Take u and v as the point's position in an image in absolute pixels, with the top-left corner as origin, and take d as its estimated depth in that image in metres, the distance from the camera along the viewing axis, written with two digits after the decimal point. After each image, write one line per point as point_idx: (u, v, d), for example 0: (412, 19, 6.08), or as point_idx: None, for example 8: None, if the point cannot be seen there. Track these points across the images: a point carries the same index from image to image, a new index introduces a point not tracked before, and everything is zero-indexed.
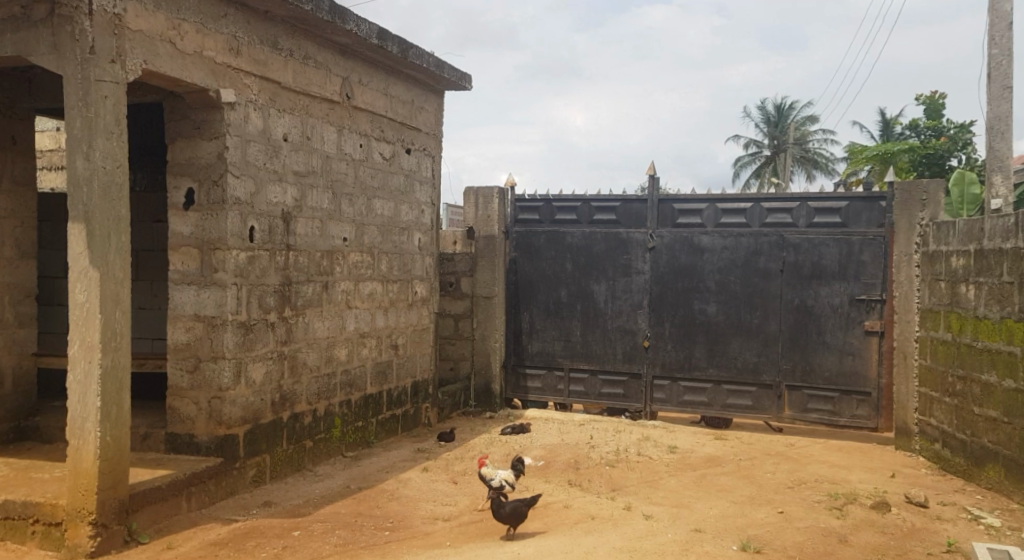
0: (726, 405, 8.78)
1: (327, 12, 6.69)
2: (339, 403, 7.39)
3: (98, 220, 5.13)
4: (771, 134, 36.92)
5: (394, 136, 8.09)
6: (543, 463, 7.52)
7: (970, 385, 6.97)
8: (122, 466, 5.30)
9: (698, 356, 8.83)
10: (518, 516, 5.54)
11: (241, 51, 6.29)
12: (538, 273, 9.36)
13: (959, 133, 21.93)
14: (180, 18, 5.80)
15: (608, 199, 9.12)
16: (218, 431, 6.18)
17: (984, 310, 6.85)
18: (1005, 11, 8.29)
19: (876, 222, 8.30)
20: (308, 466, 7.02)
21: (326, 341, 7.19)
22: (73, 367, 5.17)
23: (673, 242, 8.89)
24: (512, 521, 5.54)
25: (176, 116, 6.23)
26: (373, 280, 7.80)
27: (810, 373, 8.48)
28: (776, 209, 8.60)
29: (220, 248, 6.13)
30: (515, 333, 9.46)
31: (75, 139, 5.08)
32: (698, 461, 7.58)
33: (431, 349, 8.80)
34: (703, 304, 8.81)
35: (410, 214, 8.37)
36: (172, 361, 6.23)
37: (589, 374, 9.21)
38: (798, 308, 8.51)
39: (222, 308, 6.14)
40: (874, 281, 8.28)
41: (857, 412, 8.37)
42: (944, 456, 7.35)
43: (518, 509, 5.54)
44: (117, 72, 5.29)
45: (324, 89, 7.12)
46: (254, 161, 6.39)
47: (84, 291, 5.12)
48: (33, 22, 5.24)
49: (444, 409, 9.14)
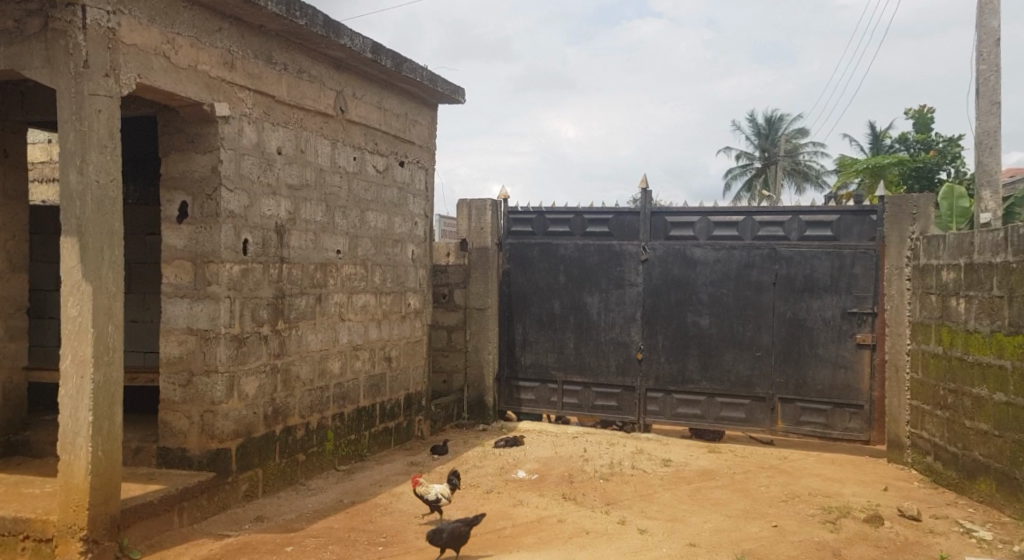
0: (720, 418, 8.78)
1: (321, 26, 6.71)
2: (332, 416, 7.37)
3: (92, 235, 5.11)
4: (762, 147, 37.13)
5: (388, 149, 8.10)
6: (537, 476, 7.51)
7: (962, 398, 6.99)
8: (114, 482, 5.27)
9: (692, 368, 8.84)
10: (462, 538, 5.47)
11: (236, 65, 6.29)
12: (531, 284, 9.37)
13: (949, 147, 22.12)
14: (174, 33, 5.80)
15: (601, 211, 9.14)
16: (210, 444, 6.15)
17: (974, 323, 6.87)
18: (992, 28, 8.26)
19: (868, 236, 8.34)
20: (301, 480, 6.99)
21: (319, 354, 7.17)
22: (65, 382, 5.14)
23: (665, 254, 8.90)
24: (454, 545, 5.43)
25: (170, 130, 6.22)
26: (366, 292, 7.79)
27: (803, 386, 8.50)
28: (768, 222, 8.63)
29: (214, 261, 6.12)
30: (508, 345, 9.46)
31: (68, 153, 5.06)
32: (692, 474, 7.58)
33: (424, 362, 8.80)
34: (697, 316, 8.83)
35: (404, 226, 8.37)
36: (165, 375, 6.20)
37: (583, 386, 9.21)
38: (791, 320, 8.54)
39: (215, 321, 6.12)
40: (865, 294, 8.32)
41: (851, 424, 8.38)
42: (936, 469, 7.36)
43: (458, 530, 5.46)
44: (111, 86, 5.28)
45: (318, 102, 7.13)
46: (248, 174, 6.39)
47: (76, 306, 5.10)
48: (27, 37, 5.24)
49: (437, 421, 9.13)
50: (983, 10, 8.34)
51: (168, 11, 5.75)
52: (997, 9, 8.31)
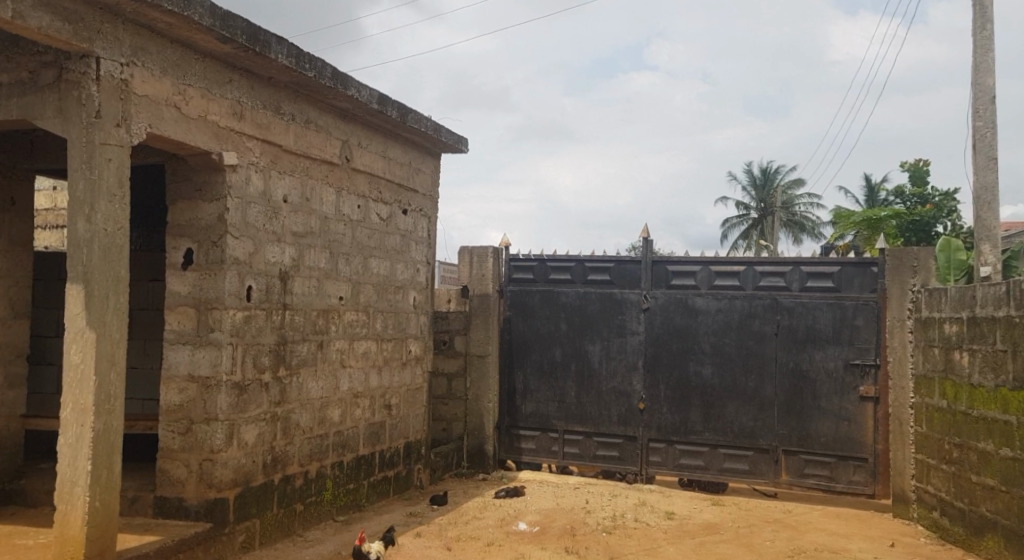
0: (722, 470, 8.70)
1: (330, 77, 6.77)
2: (331, 465, 7.28)
3: (97, 283, 5.09)
4: (759, 197, 37.38)
5: (391, 197, 8.12)
6: (538, 529, 7.41)
7: (968, 453, 6.93)
8: (110, 532, 5.17)
9: (694, 419, 8.78)
10: None
11: (245, 115, 6.33)
12: (532, 332, 9.34)
13: (945, 200, 22.32)
14: (186, 84, 5.83)
15: (603, 259, 9.14)
16: (208, 494, 6.06)
17: (979, 378, 6.83)
18: (988, 85, 8.32)
19: (869, 287, 8.33)
20: (299, 531, 6.89)
21: (320, 402, 7.11)
22: (65, 430, 5.08)
23: (667, 303, 8.89)
24: None
25: (177, 178, 6.23)
26: (368, 339, 7.75)
27: (807, 438, 8.43)
28: (769, 272, 8.64)
29: (218, 308, 6.10)
30: (508, 394, 9.39)
31: (76, 201, 5.06)
32: (695, 528, 7.48)
33: (424, 410, 8.74)
34: (699, 367, 8.79)
35: (406, 273, 8.36)
36: (164, 423, 6.14)
37: (584, 436, 9.13)
38: (793, 371, 8.50)
39: (217, 368, 6.08)
40: (868, 346, 8.29)
41: (854, 478, 8.30)
42: (943, 525, 7.27)
43: None
44: (122, 135, 5.30)
45: (325, 151, 7.16)
46: (254, 222, 6.39)
47: (79, 352, 5.06)
48: (41, 86, 5.26)
49: (436, 470, 9.03)
50: (978, 68, 8.42)
51: (180, 62, 5.79)
52: (991, 67, 8.39)
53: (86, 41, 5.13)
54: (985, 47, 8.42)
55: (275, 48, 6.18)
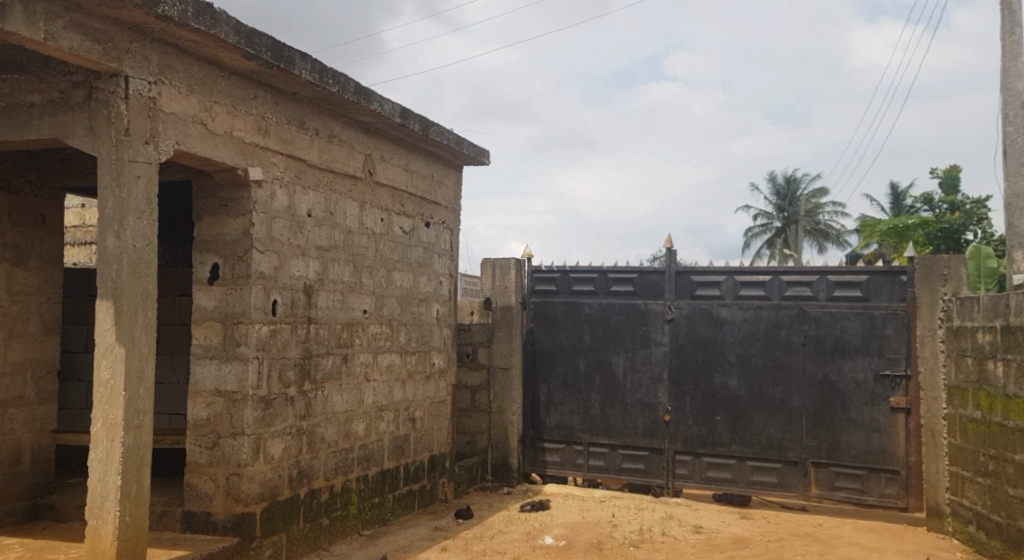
0: (750, 482, 8.60)
1: (353, 92, 6.78)
2: (356, 479, 7.25)
3: (127, 298, 5.10)
4: (782, 206, 37.23)
5: (414, 210, 8.10)
6: (564, 543, 7.35)
7: (1004, 465, 6.80)
8: (141, 546, 5.16)
9: (721, 431, 8.69)
10: None
11: (270, 131, 6.34)
12: (555, 344, 9.28)
13: (976, 208, 22.07)
14: (211, 100, 5.84)
15: (626, 270, 9.10)
16: (235, 508, 6.05)
17: (1014, 388, 6.70)
18: (1018, 90, 8.18)
19: (898, 296, 8.23)
20: (324, 545, 6.85)
21: (345, 415, 7.09)
22: (95, 445, 5.09)
23: (692, 314, 8.82)
24: None
25: (204, 194, 6.24)
26: (392, 352, 7.73)
27: (837, 450, 8.32)
28: (796, 281, 8.56)
29: (244, 322, 6.09)
30: (533, 406, 9.33)
31: (106, 219, 5.08)
32: (725, 542, 7.40)
33: (448, 423, 8.70)
34: (725, 378, 8.70)
35: (429, 285, 8.34)
36: (192, 438, 6.14)
37: (609, 448, 9.06)
38: (822, 382, 8.40)
39: (244, 383, 6.06)
40: (898, 355, 8.18)
41: (887, 490, 8.17)
42: (980, 540, 7.14)
43: None
44: (150, 152, 5.32)
45: (348, 165, 7.15)
46: (279, 236, 6.39)
47: (109, 368, 5.08)
48: (71, 106, 5.30)
49: (461, 484, 8.98)
50: (1007, 74, 8.29)
51: (207, 80, 5.81)
52: (1020, 73, 8.26)
53: (114, 60, 5.16)
54: (1014, 53, 8.30)
55: (299, 64, 6.20)
